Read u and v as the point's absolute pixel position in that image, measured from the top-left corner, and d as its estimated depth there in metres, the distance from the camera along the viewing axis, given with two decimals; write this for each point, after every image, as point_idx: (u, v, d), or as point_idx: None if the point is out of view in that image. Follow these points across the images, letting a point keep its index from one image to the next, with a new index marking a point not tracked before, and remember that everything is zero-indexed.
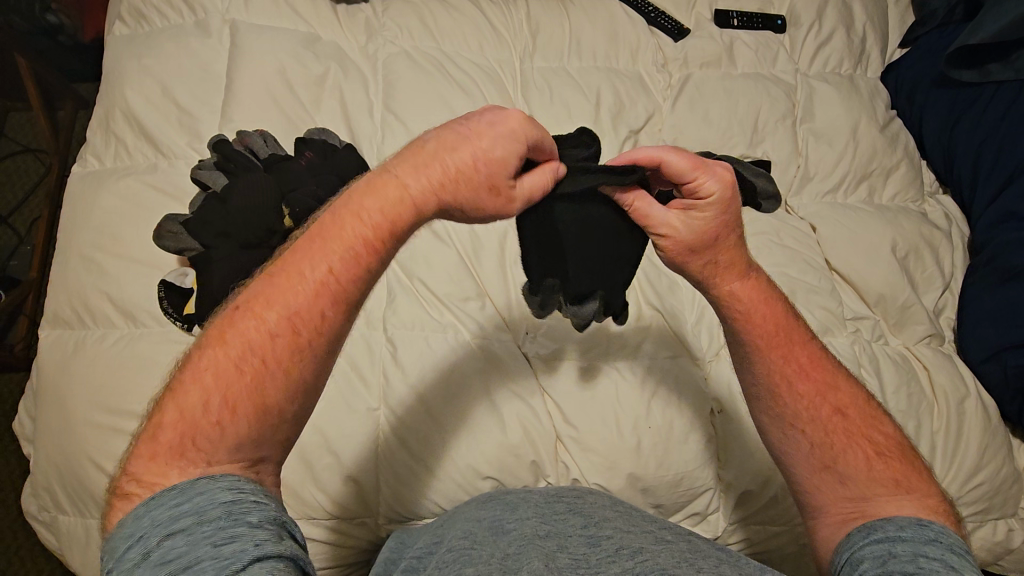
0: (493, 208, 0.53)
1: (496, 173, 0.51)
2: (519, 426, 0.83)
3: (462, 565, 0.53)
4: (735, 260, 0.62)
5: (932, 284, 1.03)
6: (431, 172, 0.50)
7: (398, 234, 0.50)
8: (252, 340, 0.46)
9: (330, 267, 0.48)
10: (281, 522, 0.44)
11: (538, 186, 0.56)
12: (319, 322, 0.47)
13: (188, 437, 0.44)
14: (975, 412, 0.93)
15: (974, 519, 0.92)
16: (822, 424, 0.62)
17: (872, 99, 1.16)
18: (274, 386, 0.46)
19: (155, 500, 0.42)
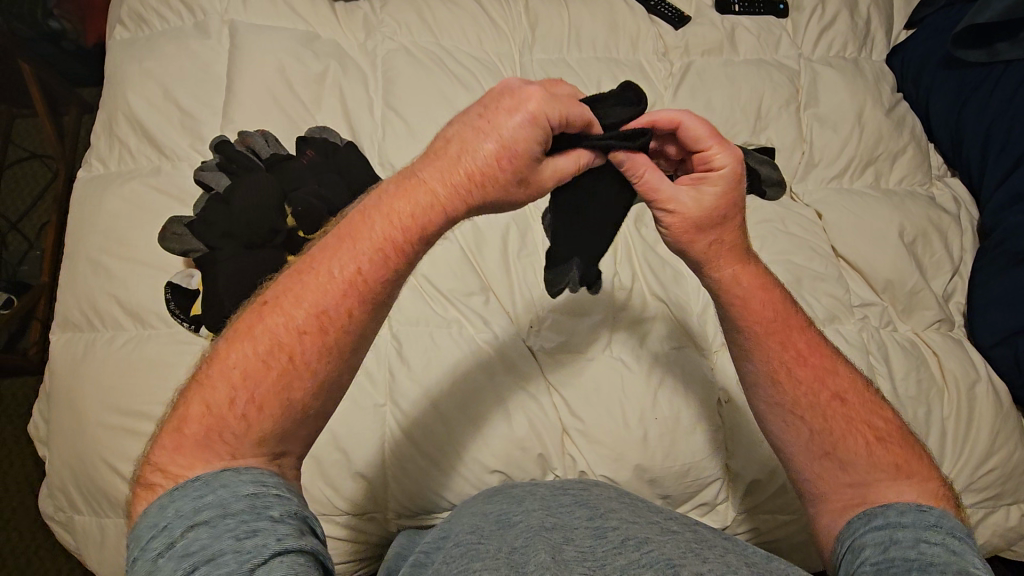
0: (520, 199, 0.52)
1: (521, 169, 0.50)
2: (525, 420, 0.84)
3: (469, 560, 0.53)
4: (737, 243, 0.62)
5: (941, 269, 1.02)
6: (453, 173, 0.49)
7: (425, 237, 0.50)
8: (280, 336, 0.46)
9: (359, 269, 0.48)
10: (302, 516, 0.44)
11: (570, 170, 0.55)
12: (345, 321, 0.48)
13: (214, 430, 0.45)
14: (985, 397, 0.92)
15: (987, 506, 0.91)
16: (821, 409, 0.61)
17: (878, 82, 1.14)
18: (301, 385, 0.47)
19: (181, 491, 0.43)
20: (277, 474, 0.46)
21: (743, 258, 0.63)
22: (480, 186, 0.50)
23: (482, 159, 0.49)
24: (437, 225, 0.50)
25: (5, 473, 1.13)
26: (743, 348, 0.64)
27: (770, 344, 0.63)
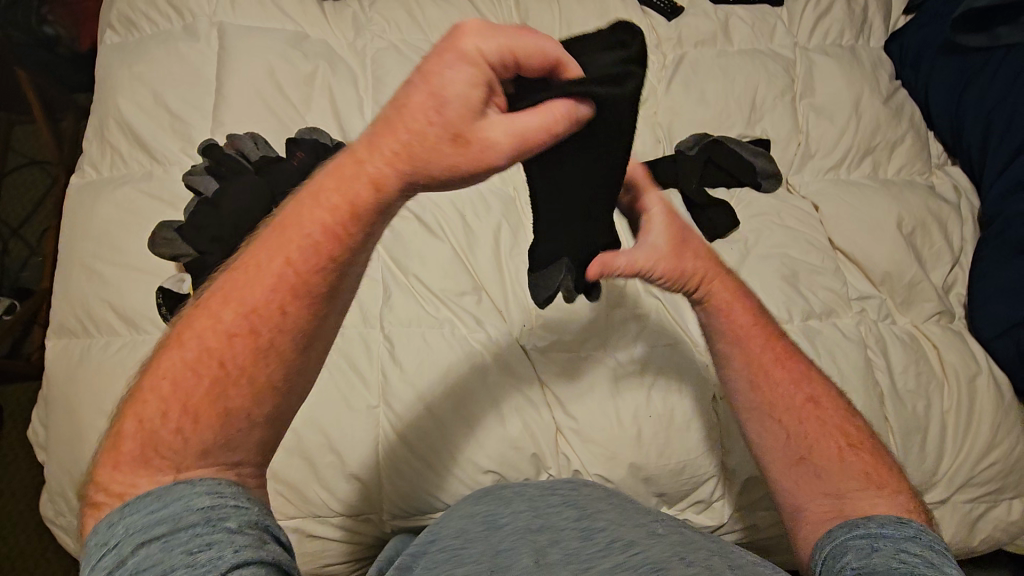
0: (470, 169, 0.46)
1: (454, 120, 0.45)
2: (519, 419, 0.83)
3: (453, 564, 0.55)
4: (708, 258, 0.68)
5: (941, 259, 1.00)
6: (387, 141, 0.45)
7: (362, 218, 0.46)
8: (207, 342, 0.44)
9: (287, 259, 0.45)
10: (262, 525, 0.43)
11: (534, 130, 0.48)
12: (280, 319, 0.45)
13: (150, 447, 0.42)
14: (987, 389, 0.90)
15: (988, 500, 0.90)
16: (798, 412, 0.63)
17: (876, 70, 1.12)
18: (234, 392, 0.44)
19: (130, 506, 0.41)
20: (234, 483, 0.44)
21: (720, 272, 0.68)
22: (416, 155, 0.45)
23: (413, 120, 0.45)
24: (373, 208, 0.46)
25: (13, 478, 1.15)
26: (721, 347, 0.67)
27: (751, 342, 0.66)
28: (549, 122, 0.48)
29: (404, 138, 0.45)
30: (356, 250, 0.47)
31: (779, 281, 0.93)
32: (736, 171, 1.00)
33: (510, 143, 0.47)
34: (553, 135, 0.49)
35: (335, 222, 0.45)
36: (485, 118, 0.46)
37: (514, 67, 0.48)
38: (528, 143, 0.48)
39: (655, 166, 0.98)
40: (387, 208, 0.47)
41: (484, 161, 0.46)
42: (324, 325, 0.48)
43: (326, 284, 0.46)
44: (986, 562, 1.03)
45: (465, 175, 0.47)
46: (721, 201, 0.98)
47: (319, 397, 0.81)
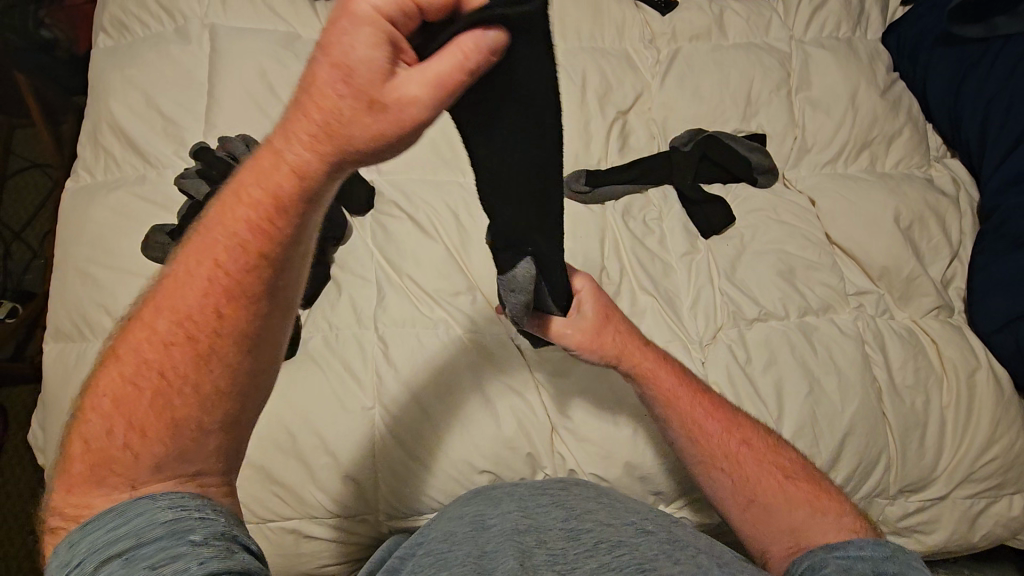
0: (390, 133, 0.41)
1: (361, 88, 0.40)
2: (513, 419, 0.83)
3: (439, 568, 0.55)
4: (629, 330, 0.74)
5: (939, 253, 0.99)
6: (300, 126, 0.42)
7: (286, 213, 0.45)
8: (144, 354, 0.45)
9: (215, 261, 0.46)
10: (229, 535, 0.44)
11: (448, 74, 0.40)
12: (216, 323, 0.46)
13: (100, 464, 0.44)
14: (987, 383, 0.90)
15: (989, 496, 0.89)
16: (734, 459, 0.70)
17: (873, 62, 1.11)
18: (178, 397, 0.45)
19: (94, 525, 0.42)
20: (200, 500, 0.45)
21: (639, 348, 0.73)
22: (325, 134, 0.42)
23: (322, 96, 0.40)
24: (292, 198, 0.44)
25: (17, 479, 1.16)
26: (664, 408, 0.72)
27: (683, 398, 0.72)
28: (463, 59, 0.40)
29: (311, 118, 0.41)
30: (286, 245, 0.46)
31: (776, 277, 0.92)
32: (734, 167, 0.99)
33: (426, 92, 0.40)
34: (475, 74, 0.42)
35: (258, 221, 0.45)
36: (391, 80, 0.40)
37: (417, 9, 0.40)
38: (447, 87, 0.41)
39: (644, 164, 0.97)
40: (315, 193, 0.45)
41: (404, 120, 0.41)
42: (267, 320, 0.48)
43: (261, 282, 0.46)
44: (990, 557, 1.02)
45: (385, 141, 0.42)
46: (716, 197, 0.97)
47: (314, 399, 0.81)
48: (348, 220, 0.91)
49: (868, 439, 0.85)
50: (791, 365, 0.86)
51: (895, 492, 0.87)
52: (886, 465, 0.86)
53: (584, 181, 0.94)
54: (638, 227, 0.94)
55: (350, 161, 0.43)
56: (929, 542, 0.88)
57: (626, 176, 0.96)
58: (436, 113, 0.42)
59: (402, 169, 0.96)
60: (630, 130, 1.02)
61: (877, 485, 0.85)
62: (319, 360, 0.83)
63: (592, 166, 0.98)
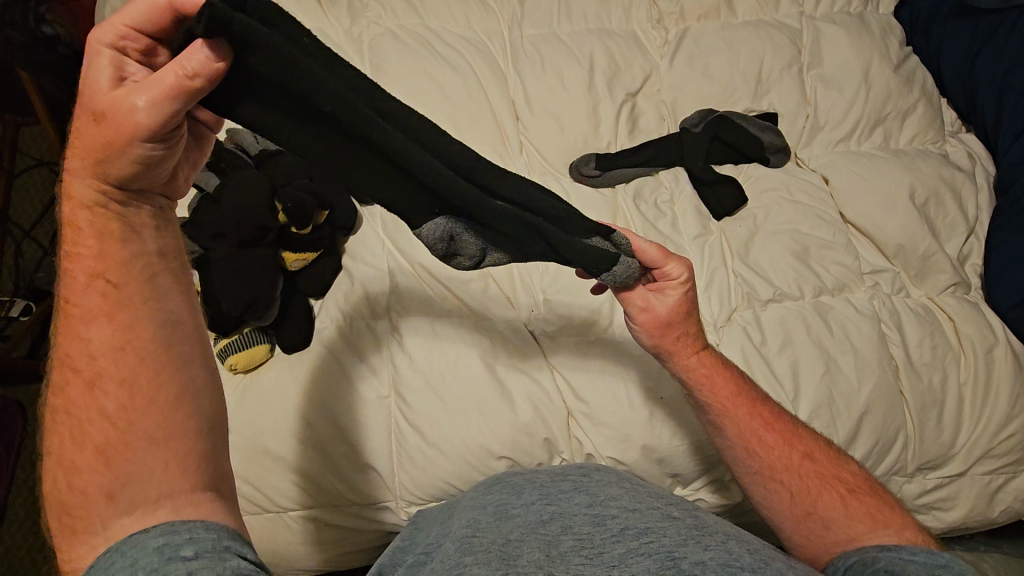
0: (122, 140, 0.43)
1: (92, 108, 0.44)
2: (530, 405, 0.83)
3: (463, 554, 0.55)
4: (694, 335, 0.71)
5: (956, 229, 0.98)
6: (78, 159, 0.46)
7: (99, 231, 0.47)
8: (59, 408, 0.44)
9: (69, 300, 0.46)
10: (223, 547, 0.41)
11: (162, 85, 0.42)
12: (82, 350, 0.45)
13: (64, 514, 0.42)
14: (1004, 359, 0.90)
15: (1008, 472, 0.88)
16: (797, 471, 0.68)
17: (885, 36, 1.09)
18: (87, 429, 0.43)
19: (93, 567, 0.39)
20: (192, 518, 0.42)
21: (697, 346, 0.71)
22: (81, 149, 0.45)
23: (82, 133, 0.45)
24: (86, 216, 0.47)
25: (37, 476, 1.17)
26: (715, 416, 0.71)
27: (737, 412, 0.70)
28: (180, 69, 0.42)
29: (75, 148, 0.46)
30: (114, 246, 0.47)
31: (791, 258, 0.91)
32: (745, 148, 0.98)
33: (146, 99, 0.42)
34: (203, 80, 0.43)
35: (83, 242, 0.47)
36: (111, 93, 0.43)
37: (154, 42, 0.45)
38: (169, 95, 0.42)
39: (654, 146, 0.97)
40: (103, 203, 0.47)
41: (131, 125, 0.43)
42: (134, 328, 0.46)
43: (107, 295, 0.46)
44: (1007, 533, 1.02)
45: (122, 149, 0.44)
46: (728, 177, 0.97)
47: (329, 390, 0.82)
48: (357, 210, 0.91)
49: (885, 418, 0.84)
50: (806, 345, 0.85)
51: (913, 470, 0.87)
52: (904, 443, 0.85)
53: (594, 165, 0.95)
54: (650, 209, 0.93)
55: (118, 171, 0.46)
56: (949, 518, 0.88)
57: (636, 160, 0.96)
58: (167, 119, 0.43)
59: None
60: (640, 112, 1.01)
61: (896, 464, 0.85)
62: (332, 350, 0.83)
63: (601, 149, 0.98)
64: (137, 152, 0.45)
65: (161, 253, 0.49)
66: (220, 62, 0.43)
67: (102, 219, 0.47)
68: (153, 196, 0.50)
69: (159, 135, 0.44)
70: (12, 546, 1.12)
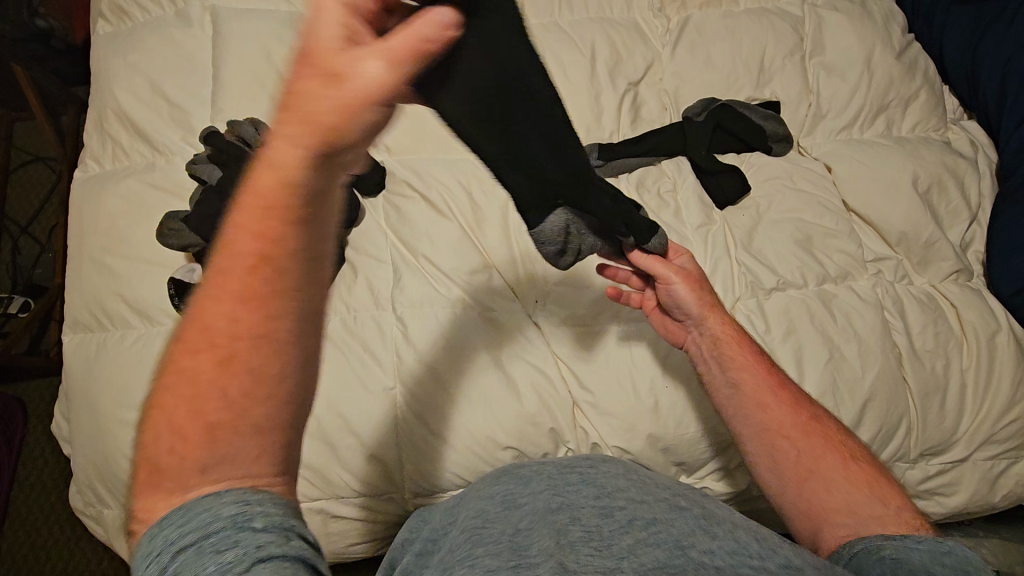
0: (358, 102, 0.36)
1: (323, 68, 0.37)
2: (535, 395, 0.83)
3: (473, 545, 0.56)
4: (713, 299, 0.78)
5: (959, 217, 0.98)
6: (282, 134, 0.37)
7: (279, 220, 0.38)
8: (185, 368, 0.39)
9: (219, 276, 0.39)
10: (289, 524, 0.41)
11: (406, 44, 0.37)
12: (238, 328, 0.39)
13: (158, 473, 0.39)
14: (1006, 345, 0.90)
15: (1010, 457, 0.89)
16: (802, 429, 0.69)
17: (887, 23, 1.09)
18: (212, 400, 0.39)
19: (165, 521, 0.39)
20: (262, 489, 0.41)
21: (720, 312, 0.76)
22: (299, 109, 0.37)
23: (297, 102, 0.37)
24: (286, 197, 0.38)
25: (41, 471, 1.17)
26: (733, 370, 0.73)
27: (755, 368, 0.73)
28: (421, 31, 0.38)
29: (273, 122, 0.38)
30: (289, 239, 0.38)
31: (794, 246, 0.91)
32: (749, 137, 0.98)
33: (389, 56, 0.37)
34: (438, 46, 0.39)
35: (252, 229, 0.38)
36: (349, 52, 0.37)
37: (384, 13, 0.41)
38: (412, 56, 0.38)
39: (657, 135, 0.97)
40: (298, 189, 0.38)
41: (371, 82, 0.36)
42: (287, 325, 0.40)
43: (270, 287, 0.39)
44: (1004, 518, 1.03)
45: (353, 114, 0.36)
46: (731, 166, 0.96)
47: (334, 380, 0.82)
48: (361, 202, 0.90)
49: (889, 405, 0.85)
50: (811, 333, 0.86)
51: (915, 456, 0.87)
52: (907, 430, 0.86)
53: (597, 155, 0.94)
54: (653, 199, 0.93)
55: (332, 143, 0.37)
56: (951, 504, 0.89)
57: (638, 150, 0.95)
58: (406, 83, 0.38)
59: (410, 148, 0.95)
60: (642, 101, 1.01)
61: (899, 450, 0.86)
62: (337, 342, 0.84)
63: (604, 139, 0.98)
64: (366, 121, 0.37)
65: (323, 253, 0.41)
66: (455, 27, 0.40)
67: (289, 209, 0.38)
68: (337, 184, 0.40)
69: (392, 100, 0.38)
70: (16, 541, 1.12)
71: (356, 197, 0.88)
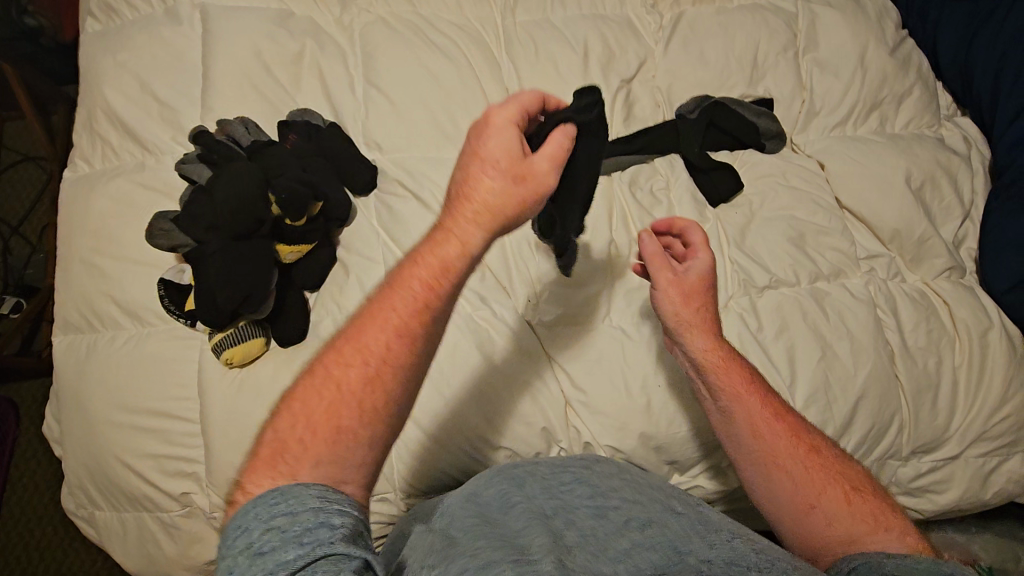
0: (531, 195, 0.59)
1: (507, 172, 0.58)
2: (527, 394, 0.83)
3: (475, 537, 0.57)
4: (709, 317, 0.74)
5: (951, 214, 0.98)
6: (469, 215, 0.57)
7: (449, 275, 0.56)
8: (334, 374, 0.53)
9: (391, 306, 0.55)
10: (355, 527, 0.49)
11: (559, 150, 0.61)
12: (388, 354, 0.54)
13: (279, 454, 0.51)
14: (999, 343, 0.90)
15: (1002, 454, 0.89)
16: (802, 460, 0.68)
17: (881, 18, 1.08)
18: (360, 398, 0.53)
19: (260, 499, 0.48)
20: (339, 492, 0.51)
21: (713, 334, 0.73)
22: (473, 200, 0.57)
23: (481, 195, 0.57)
24: (459, 260, 0.57)
25: (34, 472, 1.17)
26: (726, 401, 0.71)
27: (749, 397, 0.71)
28: (563, 140, 0.61)
29: (460, 208, 0.58)
30: (452, 284, 0.57)
31: (787, 244, 0.91)
32: (742, 134, 0.98)
33: (551, 161, 0.60)
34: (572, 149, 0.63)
35: (422, 281, 0.56)
36: (526, 160, 0.59)
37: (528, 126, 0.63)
38: (561, 158, 0.61)
39: (650, 133, 0.96)
40: (474, 253, 0.57)
41: (540, 182, 0.59)
42: (427, 354, 0.56)
43: (421, 324, 0.55)
44: (997, 516, 1.03)
45: (528, 201, 0.59)
46: (725, 164, 0.96)
47: None
48: (352, 202, 0.91)
49: (881, 402, 0.85)
50: (803, 331, 0.86)
51: (908, 453, 0.88)
52: (899, 427, 0.86)
53: None
54: (644, 198, 0.93)
55: (509, 220, 0.58)
56: (944, 501, 0.89)
57: (631, 147, 0.95)
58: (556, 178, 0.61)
59: (402, 147, 0.94)
60: (635, 98, 1.00)
61: (891, 447, 0.86)
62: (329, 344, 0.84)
63: None
64: (530, 207, 0.59)
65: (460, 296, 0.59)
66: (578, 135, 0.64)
67: (466, 265, 0.57)
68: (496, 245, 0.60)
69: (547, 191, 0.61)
70: (9, 541, 1.12)
71: (347, 196, 0.87)
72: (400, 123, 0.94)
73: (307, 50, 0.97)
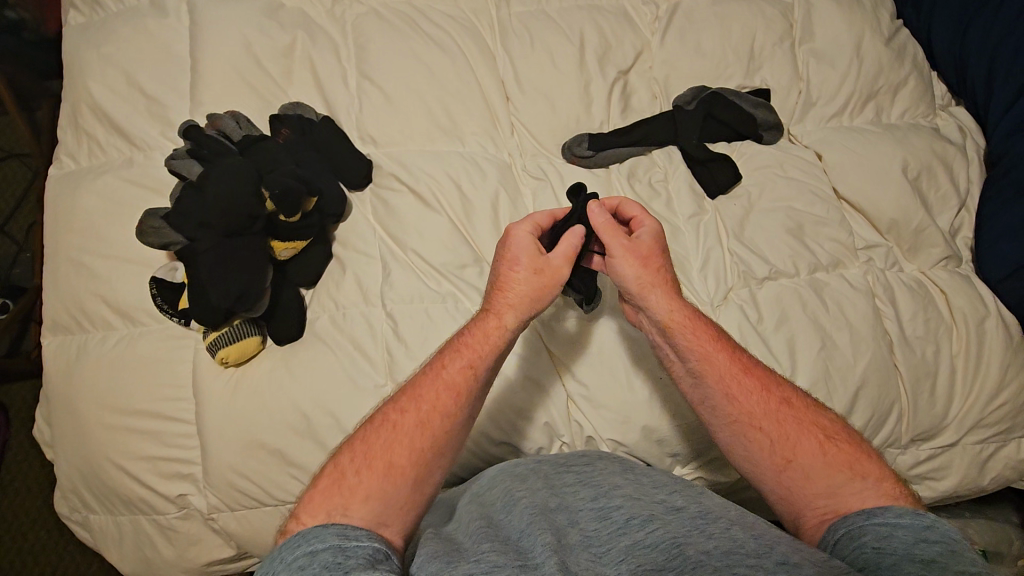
0: (554, 283, 0.71)
1: (529, 268, 0.71)
2: (528, 390, 0.83)
3: (479, 539, 0.58)
4: (664, 277, 0.74)
5: (948, 204, 0.99)
6: (499, 305, 0.70)
7: (488, 346, 0.68)
8: (394, 421, 0.63)
9: (444, 364, 0.67)
10: (373, 559, 0.52)
11: (570, 248, 0.72)
12: (439, 406, 0.64)
13: (338, 485, 0.59)
14: (995, 331, 0.91)
15: (998, 441, 0.90)
16: (774, 416, 0.67)
17: (876, 8, 1.08)
18: (416, 440, 0.62)
19: (286, 546, 0.52)
20: (357, 527, 0.56)
21: (673, 294, 0.73)
22: (503, 289, 0.70)
23: (509, 288, 0.70)
24: (500, 331, 0.69)
25: (25, 476, 1.14)
26: (695, 362, 0.70)
27: (717, 355, 0.70)
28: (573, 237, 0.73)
29: (495, 300, 0.70)
30: (491, 355, 0.68)
31: (786, 235, 0.91)
32: (741, 126, 0.97)
33: (564, 256, 0.72)
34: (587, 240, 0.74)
35: (465, 354, 0.67)
36: (544, 258, 0.71)
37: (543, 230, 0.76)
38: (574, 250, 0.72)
39: (648, 125, 0.96)
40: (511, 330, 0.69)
41: (559, 272, 0.71)
42: (469, 408, 0.66)
43: (467, 381, 0.66)
44: (993, 502, 1.04)
45: (552, 289, 0.71)
46: (724, 155, 0.96)
47: (325, 378, 0.81)
48: (347, 197, 0.89)
49: (880, 392, 0.85)
50: (803, 322, 0.86)
51: (907, 441, 0.88)
52: (898, 415, 0.87)
53: (587, 145, 0.94)
54: (645, 190, 0.92)
55: (535, 303, 0.70)
56: (941, 488, 0.90)
57: (629, 139, 0.95)
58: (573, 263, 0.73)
59: (398, 140, 0.92)
60: (632, 90, 1.00)
61: (890, 436, 0.87)
62: (327, 341, 0.83)
63: (594, 128, 0.97)
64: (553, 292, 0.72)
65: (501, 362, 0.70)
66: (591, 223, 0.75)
67: (503, 337, 0.69)
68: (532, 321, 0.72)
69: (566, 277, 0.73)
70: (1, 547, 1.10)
71: (342, 191, 0.86)
72: (396, 117, 0.93)
73: (298, 42, 0.95)
